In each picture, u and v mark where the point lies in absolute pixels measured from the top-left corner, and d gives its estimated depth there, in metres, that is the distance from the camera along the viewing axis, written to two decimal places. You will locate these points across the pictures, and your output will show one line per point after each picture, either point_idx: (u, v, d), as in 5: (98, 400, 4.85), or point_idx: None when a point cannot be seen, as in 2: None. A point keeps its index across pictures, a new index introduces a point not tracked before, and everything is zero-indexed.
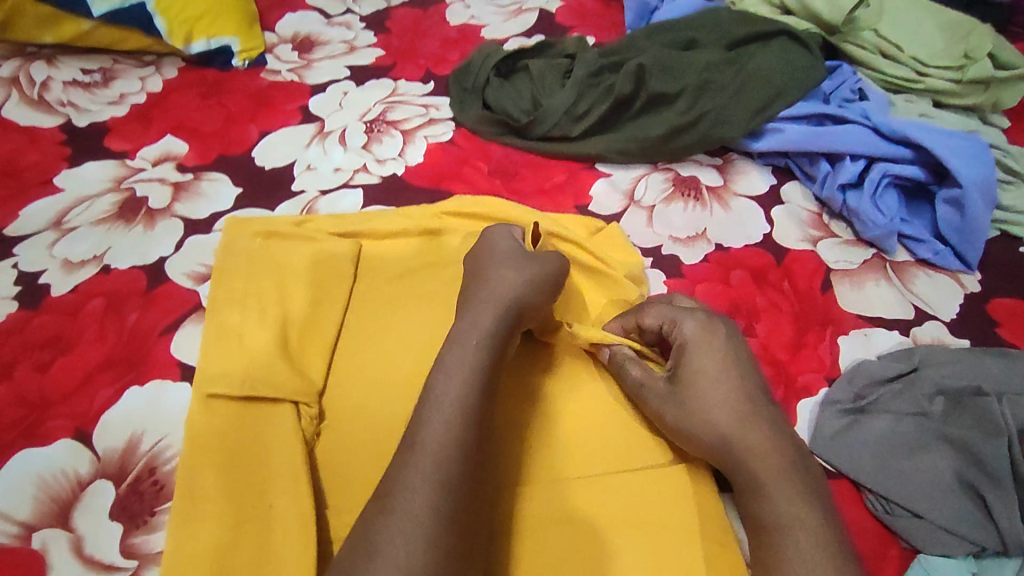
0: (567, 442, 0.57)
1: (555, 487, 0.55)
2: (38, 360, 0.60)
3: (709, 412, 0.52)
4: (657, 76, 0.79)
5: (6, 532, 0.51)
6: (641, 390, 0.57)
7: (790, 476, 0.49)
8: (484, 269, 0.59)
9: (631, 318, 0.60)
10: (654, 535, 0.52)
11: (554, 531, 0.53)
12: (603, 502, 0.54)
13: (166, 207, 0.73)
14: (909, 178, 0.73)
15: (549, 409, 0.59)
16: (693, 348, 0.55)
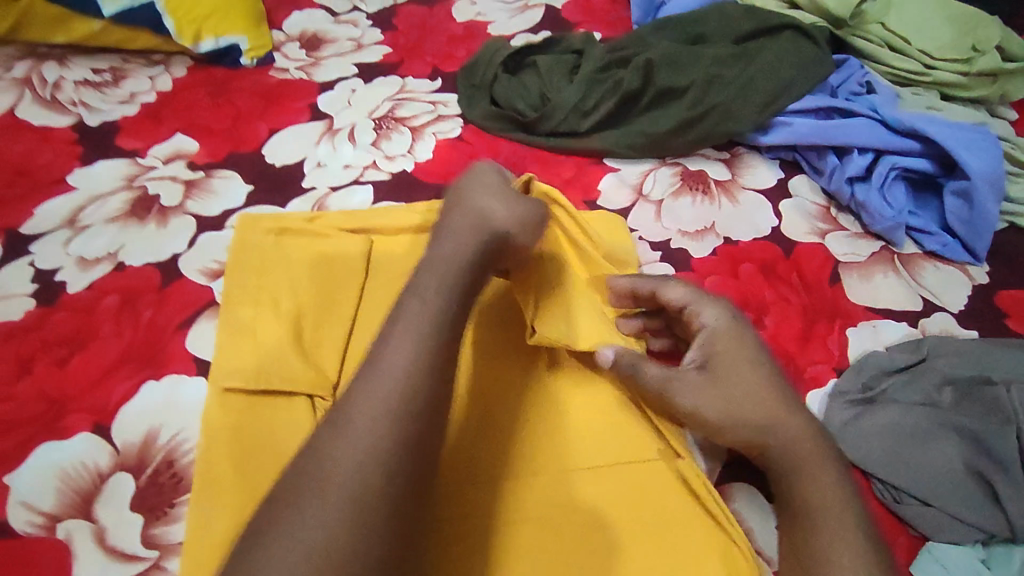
0: (539, 437, 0.58)
1: (523, 482, 0.55)
2: (56, 356, 0.61)
3: (750, 399, 0.53)
4: (664, 71, 0.80)
5: (32, 522, 0.52)
6: (667, 385, 0.55)
7: (829, 459, 0.51)
8: (452, 212, 0.56)
9: (649, 288, 0.60)
10: (620, 536, 0.53)
11: (517, 526, 0.53)
12: (570, 501, 0.54)
13: (178, 204, 0.74)
14: (917, 170, 0.73)
15: (523, 402, 0.59)
16: (721, 334, 0.56)
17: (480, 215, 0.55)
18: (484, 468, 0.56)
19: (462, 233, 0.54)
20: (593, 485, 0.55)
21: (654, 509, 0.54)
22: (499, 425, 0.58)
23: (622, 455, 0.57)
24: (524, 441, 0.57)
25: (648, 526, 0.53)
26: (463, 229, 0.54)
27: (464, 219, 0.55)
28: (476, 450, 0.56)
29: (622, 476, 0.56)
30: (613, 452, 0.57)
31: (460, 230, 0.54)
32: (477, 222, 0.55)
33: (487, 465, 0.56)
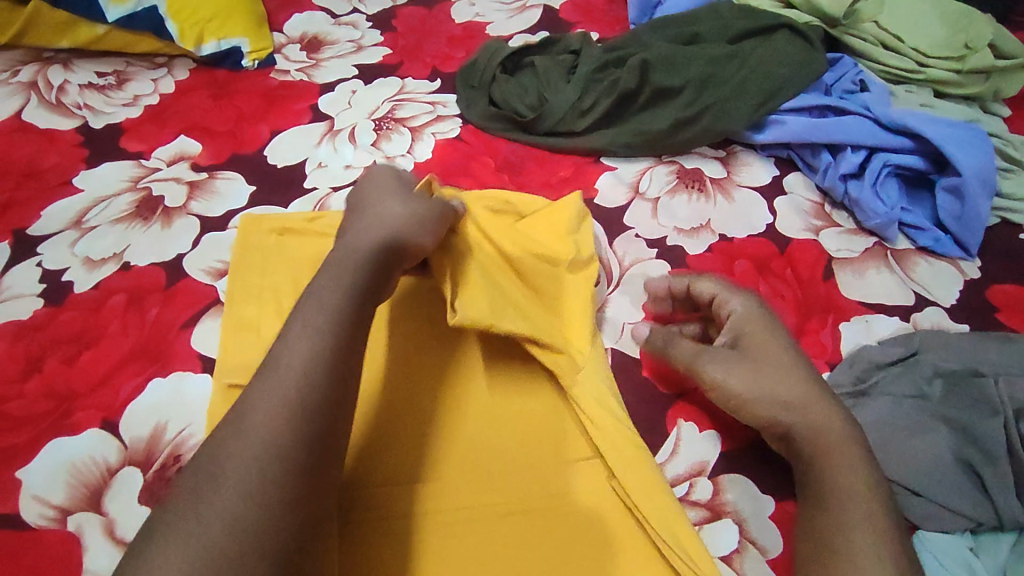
0: (452, 434, 0.58)
1: (434, 479, 0.56)
2: (64, 354, 0.63)
3: (782, 377, 0.55)
4: (660, 71, 0.81)
5: (43, 515, 0.54)
6: (697, 357, 0.58)
7: (854, 448, 0.51)
8: (356, 212, 0.60)
9: (682, 281, 0.64)
10: (530, 534, 0.53)
11: (423, 522, 0.54)
12: (483, 498, 0.55)
13: (182, 205, 0.75)
14: (909, 168, 0.74)
15: (439, 398, 0.60)
16: (751, 319, 0.59)
17: (383, 213, 0.58)
18: (393, 463, 0.56)
19: (364, 232, 0.56)
20: (508, 483, 0.56)
21: (571, 507, 0.55)
22: (413, 422, 0.58)
23: (545, 453, 0.57)
24: (437, 437, 0.58)
25: (564, 524, 0.54)
26: (364, 228, 0.57)
27: (363, 221, 0.58)
28: (385, 445, 0.57)
29: (543, 474, 0.56)
30: (534, 450, 0.57)
31: (362, 229, 0.57)
32: (379, 222, 0.57)
33: (392, 461, 0.56)
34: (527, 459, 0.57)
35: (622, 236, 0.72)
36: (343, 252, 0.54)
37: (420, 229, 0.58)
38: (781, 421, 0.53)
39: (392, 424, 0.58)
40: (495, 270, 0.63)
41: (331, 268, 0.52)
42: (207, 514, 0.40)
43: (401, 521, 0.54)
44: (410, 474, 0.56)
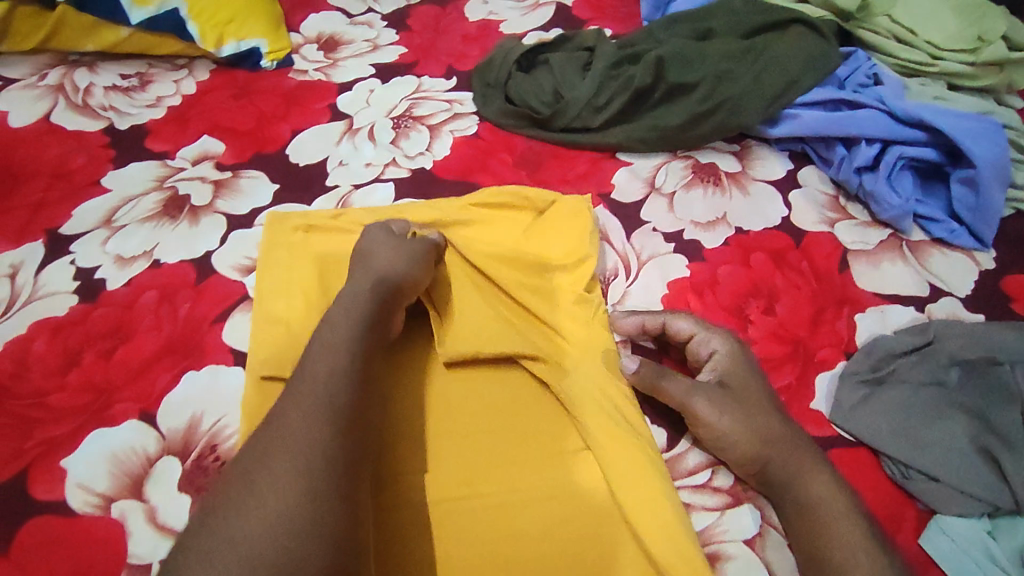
0: (469, 432, 0.59)
1: (459, 477, 0.56)
2: (100, 349, 0.65)
3: (759, 418, 0.55)
4: (675, 67, 0.82)
5: (88, 503, 0.56)
6: (689, 396, 0.57)
7: (818, 468, 0.53)
8: (369, 246, 0.63)
9: (657, 319, 0.63)
10: (555, 531, 0.54)
11: (454, 519, 0.54)
12: (509, 494, 0.55)
13: (208, 204, 0.77)
14: (924, 160, 0.75)
15: (450, 397, 0.61)
16: (730, 360, 0.59)
17: (375, 262, 0.61)
18: (417, 461, 0.57)
19: (351, 292, 0.57)
20: (530, 481, 0.56)
21: (590, 503, 0.55)
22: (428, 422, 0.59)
23: (563, 451, 0.58)
24: (455, 436, 0.59)
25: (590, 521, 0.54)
26: (354, 284, 0.59)
27: (357, 273, 0.60)
28: (407, 443, 0.58)
29: (565, 473, 0.57)
30: (551, 449, 0.58)
31: (354, 286, 0.58)
32: (365, 276, 0.59)
33: (418, 459, 0.57)
34: (546, 456, 0.57)
35: (639, 230, 0.73)
36: (333, 314, 0.55)
37: (408, 273, 0.61)
38: (760, 457, 0.54)
39: (407, 424, 0.59)
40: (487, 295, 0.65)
41: (340, 304, 0.56)
42: (245, 515, 0.43)
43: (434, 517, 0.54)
44: (435, 471, 0.57)
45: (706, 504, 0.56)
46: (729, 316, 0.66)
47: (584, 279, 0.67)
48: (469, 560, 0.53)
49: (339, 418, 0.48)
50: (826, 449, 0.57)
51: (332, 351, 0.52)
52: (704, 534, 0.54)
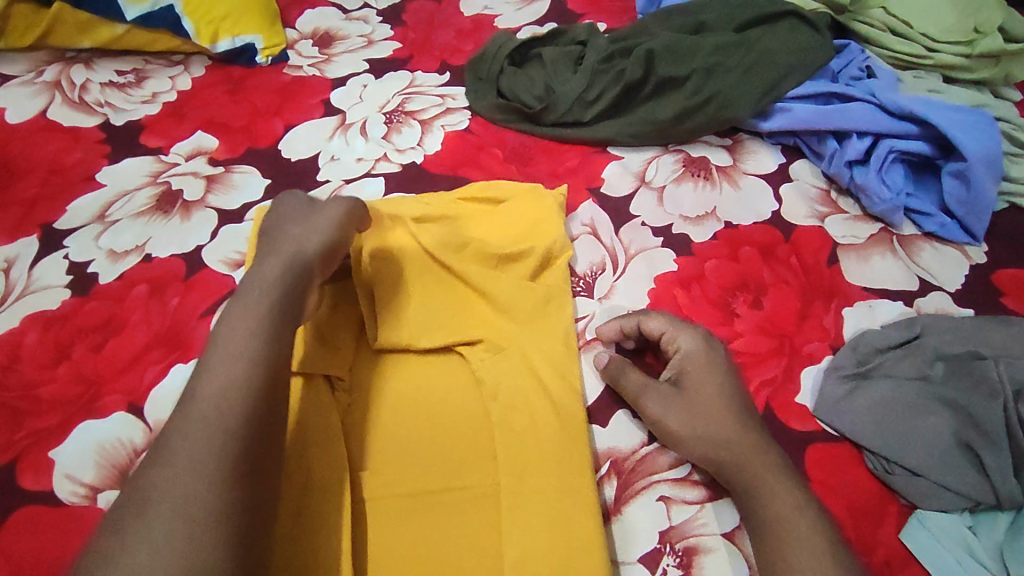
0: (439, 424, 0.58)
1: (421, 473, 0.56)
2: (91, 342, 0.65)
3: (711, 418, 0.55)
4: (666, 61, 0.81)
5: (75, 492, 0.57)
6: (642, 392, 0.58)
7: (779, 475, 0.52)
8: (282, 220, 0.59)
9: (632, 320, 0.63)
10: (534, 531, 0.52)
11: (395, 517, 0.54)
12: (488, 486, 0.55)
13: (200, 198, 0.77)
14: (915, 153, 0.74)
15: (420, 388, 0.60)
16: (694, 359, 0.59)
17: (288, 240, 0.56)
18: (396, 453, 0.57)
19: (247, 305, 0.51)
20: (505, 474, 0.54)
21: (571, 506, 0.53)
22: (400, 414, 0.59)
23: (538, 451, 0.55)
24: (423, 428, 0.58)
25: (567, 526, 0.52)
26: (254, 290, 0.52)
27: (270, 249, 0.56)
28: (382, 431, 0.58)
29: (558, 476, 0.54)
30: (524, 441, 0.56)
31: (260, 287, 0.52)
32: (270, 277, 0.53)
33: (373, 452, 0.57)
34: (522, 454, 0.55)
35: (628, 224, 0.73)
36: (224, 342, 0.48)
37: (323, 256, 0.57)
38: (712, 459, 0.54)
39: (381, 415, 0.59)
40: (452, 285, 0.65)
41: (250, 286, 0.52)
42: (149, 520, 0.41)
43: (370, 512, 0.54)
44: (415, 463, 0.56)
45: (686, 498, 0.56)
46: (716, 310, 0.66)
47: (562, 272, 0.68)
48: (426, 556, 0.52)
49: (234, 471, 0.44)
50: (809, 443, 0.57)
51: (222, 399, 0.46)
52: (683, 527, 0.54)
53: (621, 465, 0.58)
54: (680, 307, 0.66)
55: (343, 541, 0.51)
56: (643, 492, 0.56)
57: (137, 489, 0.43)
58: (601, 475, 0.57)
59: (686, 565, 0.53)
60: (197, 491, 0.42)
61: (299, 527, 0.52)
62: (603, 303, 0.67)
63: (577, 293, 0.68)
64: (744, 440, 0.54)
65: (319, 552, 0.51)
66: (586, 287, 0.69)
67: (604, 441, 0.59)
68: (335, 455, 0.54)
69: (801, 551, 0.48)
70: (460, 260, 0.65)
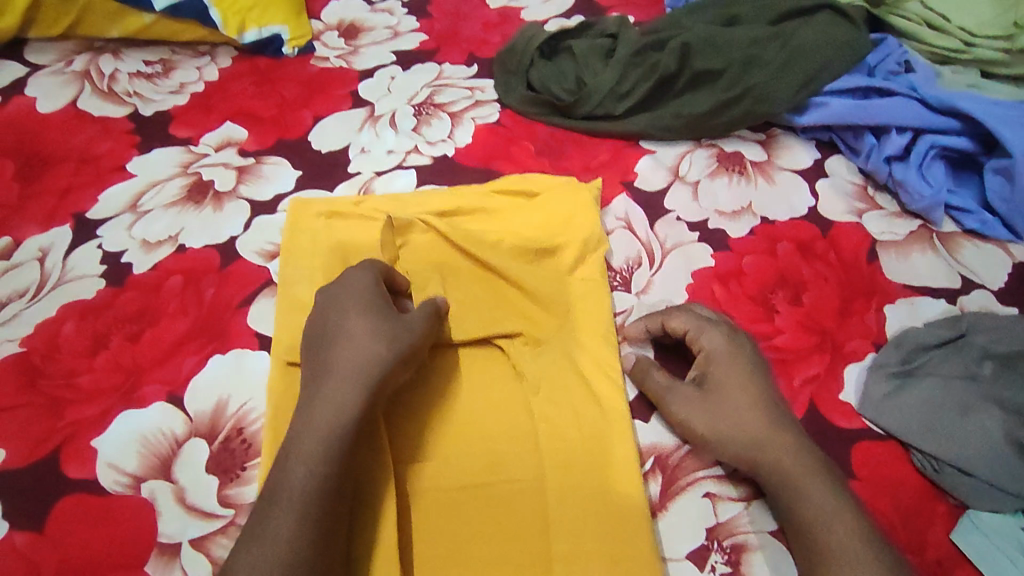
0: (484, 421, 0.58)
1: (465, 468, 0.56)
2: (128, 332, 0.66)
3: (738, 417, 0.55)
4: (702, 53, 0.81)
5: (119, 482, 0.57)
6: (667, 393, 0.58)
7: (817, 474, 0.52)
8: (353, 301, 0.56)
9: (656, 320, 0.63)
10: (583, 528, 0.53)
11: (437, 510, 0.55)
12: (533, 481, 0.56)
13: (232, 189, 0.77)
14: (957, 150, 0.73)
15: (464, 384, 0.60)
16: (720, 358, 0.58)
17: (357, 351, 0.53)
18: (439, 448, 0.57)
19: (308, 450, 0.49)
20: (552, 470, 0.55)
21: (615, 506, 0.54)
22: (445, 409, 0.59)
23: (585, 445, 0.56)
24: (467, 425, 0.58)
25: (615, 519, 0.53)
26: (309, 423, 0.50)
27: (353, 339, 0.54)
28: (426, 424, 0.58)
29: (599, 473, 0.55)
30: (564, 438, 0.57)
31: (316, 419, 0.50)
32: (334, 406, 0.50)
33: (417, 446, 0.57)
34: (570, 451, 0.56)
35: (663, 219, 0.72)
36: (280, 486, 0.48)
37: (407, 354, 0.54)
38: (745, 459, 0.54)
39: (423, 410, 0.59)
40: (489, 282, 0.65)
41: (335, 374, 0.52)
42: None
43: (411, 506, 0.55)
44: (459, 457, 0.57)
45: (732, 494, 0.56)
46: (756, 306, 0.65)
47: (599, 266, 0.67)
48: (474, 550, 0.53)
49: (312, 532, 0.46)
50: (855, 441, 0.57)
51: (280, 536, 0.46)
52: (730, 524, 0.54)
53: (666, 461, 0.57)
54: (719, 302, 0.66)
55: (391, 535, 0.51)
56: (688, 489, 0.56)
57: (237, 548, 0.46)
58: (646, 470, 0.57)
59: (734, 562, 0.53)
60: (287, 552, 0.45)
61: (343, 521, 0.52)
62: (640, 299, 0.67)
63: (614, 287, 0.68)
64: (775, 439, 0.53)
65: (362, 546, 0.51)
66: (623, 281, 0.68)
67: (647, 436, 0.59)
68: (377, 451, 0.54)
69: (844, 552, 0.48)
70: (499, 260, 0.64)
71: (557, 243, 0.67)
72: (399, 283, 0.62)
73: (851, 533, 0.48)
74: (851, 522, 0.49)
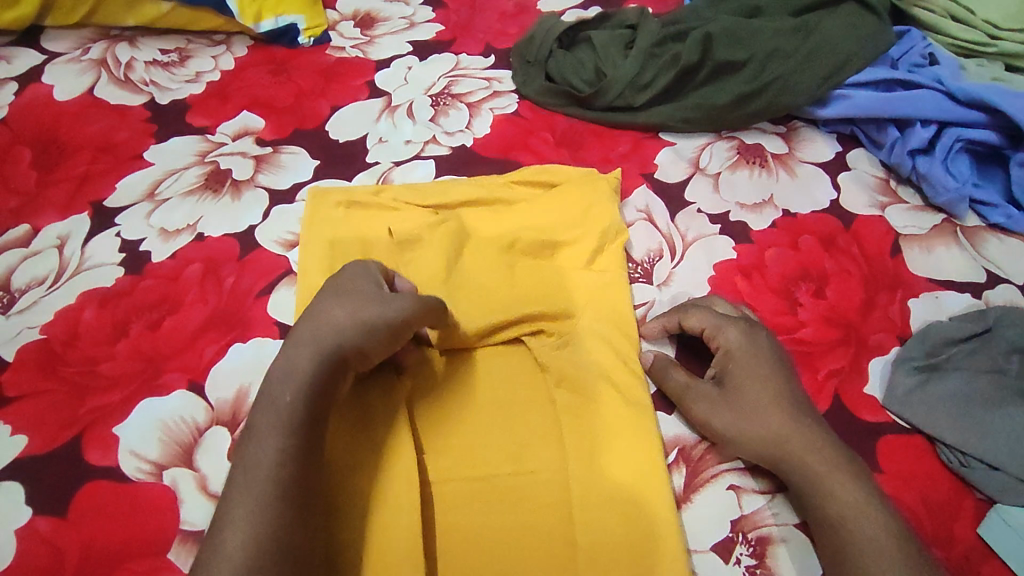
0: (506, 414, 0.58)
1: (486, 458, 0.56)
2: (148, 320, 0.65)
3: (759, 415, 0.54)
4: (723, 44, 0.80)
5: (141, 469, 0.57)
6: (686, 392, 0.58)
7: (842, 470, 0.51)
8: (330, 287, 0.54)
9: (672, 318, 0.62)
10: (610, 522, 0.53)
11: (460, 499, 0.55)
12: (555, 473, 0.55)
13: (250, 178, 0.77)
14: (981, 143, 0.73)
15: (484, 377, 0.60)
16: (738, 356, 0.57)
17: (320, 322, 0.51)
18: (461, 440, 0.57)
19: (266, 425, 0.47)
20: (575, 462, 0.55)
21: (634, 500, 0.53)
22: (467, 399, 0.59)
23: (612, 437, 0.56)
24: (490, 417, 0.58)
25: (635, 510, 0.53)
26: (273, 403, 0.48)
27: (315, 314, 0.51)
28: (448, 414, 0.58)
29: (619, 466, 0.55)
30: (581, 431, 0.56)
31: (280, 400, 0.48)
32: (286, 376, 0.48)
33: (438, 438, 0.57)
34: (596, 443, 0.56)
35: (684, 211, 0.72)
36: (249, 461, 0.46)
37: (379, 322, 0.51)
38: (769, 456, 0.53)
39: (442, 402, 0.58)
40: (509, 273, 0.64)
41: (297, 341, 0.50)
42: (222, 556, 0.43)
43: (434, 496, 0.55)
44: (481, 448, 0.56)
45: (756, 487, 0.55)
46: (779, 299, 0.65)
47: (619, 256, 0.66)
48: (497, 542, 0.53)
49: (283, 506, 0.45)
50: (880, 434, 0.57)
51: (249, 508, 0.44)
52: (754, 516, 0.54)
53: (689, 452, 0.57)
54: (742, 295, 0.66)
55: (413, 523, 0.51)
56: (712, 481, 0.56)
57: (214, 521, 0.45)
58: (671, 462, 0.57)
59: (759, 554, 0.53)
60: (262, 525, 0.44)
61: (365, 507, 0.52)
62: (662, 290, 0.66)
63: (636, 279, 0.67)
64: (796, 435, 0.53)
65: (384, 535, 0.51)
66: (644, 273, 0.68)
67: (670, 429, 0.59)
68: (399, 442, 0.54)
69: (872, 548, 0.47)
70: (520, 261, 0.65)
71: (577, 235, 0.66)
72: (397, 282, 0.59)
73: (877, 531, 0.48)
74: (881, 516, 0.49)
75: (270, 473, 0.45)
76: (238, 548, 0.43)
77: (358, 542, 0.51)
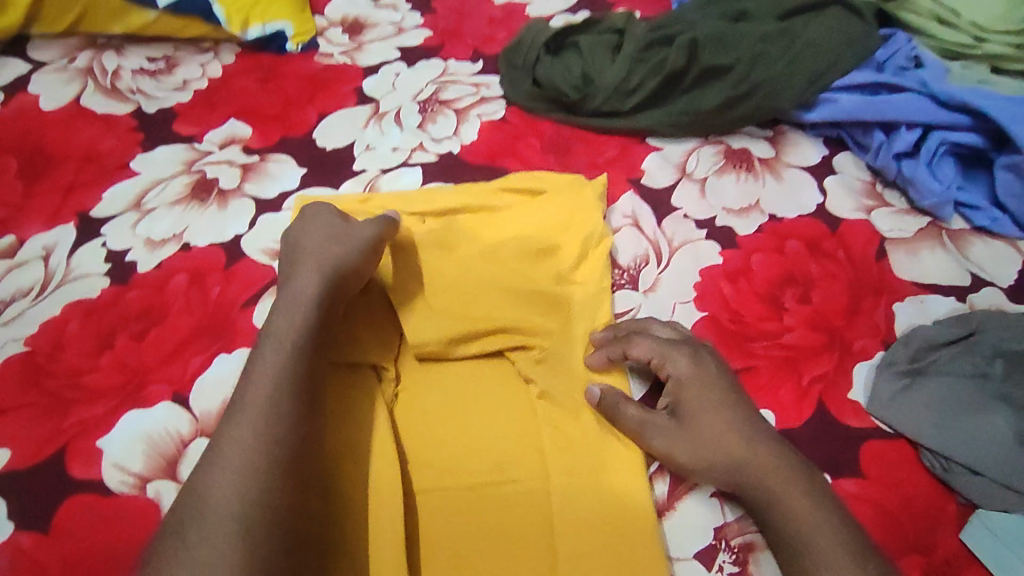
0: (490, 421, 0.58)
1: (470, 467, 0.56)
2: (133, 331, 0.65)
3: (715, 441, 0.53)
4: (710, 48, 0.80)
5: (125, 482, 0.57)
6: (642, 428, 0.55)
7: (807, 476, 0.51)
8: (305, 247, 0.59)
9: (617, 348, 0.59)
10: (592, 528, 0.53)
11: (443, 508, 0.55)
12: (536, 479, 0.56)
13: (236, 187, 0.77)
14: (966, 146, 0.74)
15: (469, 386, 0.60)
16: (688, 385, 0.56)
17: (302, 285, 0.56)
18: (445, 450, 0.57)
19: (255, 391, 0.50)
20: (556, 470, 0.55)
21: (614, 506, 0.54)
22: (456, 407, 0.59)
23: (590, 445, 0.56)
24: (476, 425, 0.58)
25: (616, 515, 0.54)
26: (260, 373, 0.51)
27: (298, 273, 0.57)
28: (431, 424, 0.58)
29: (596, 475, 0.55)
30: (557, 438, 0.57)
31: (266, 371, 0.51)
32: (278, 352, 0.52)
33: (419, 447, 0.57)
34: (580, 450, 0.56)
35: (671, 216, 0.72)
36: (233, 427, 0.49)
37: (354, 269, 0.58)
38: (732, 480, 0.52)
39: (421, 408, 0.59)
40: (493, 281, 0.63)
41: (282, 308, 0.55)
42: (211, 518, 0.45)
43: (417, 502, 0.55)
44: (466, 457, 0.56)
45: None
46: (764, 304, 0.65)
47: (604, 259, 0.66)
48: (481, 551, 0.53)
49: (266, 471, 0.47)
50: (864, 439, 0.57)
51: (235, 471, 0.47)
52: (740, 523, 0.54)
53: None
54: (728, 301, 0.65)
55: (395, 532, 0.52)
56: (697, 487, 0.56)
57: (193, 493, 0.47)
58: (653, 471, 0.57)
59: (742, 561, 0.53)
60: (243, 490, 0.46)
61: (357, 511, 0.53)
62: (648, 297, 0.66)
63: (621, 285, 0.67)
64: (764, 455, 0.52)
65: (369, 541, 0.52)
66: (630, 279, 0.67)
67: None
68: (383, 454, 0.55)
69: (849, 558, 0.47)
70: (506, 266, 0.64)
71: (559, 241, 0.66)
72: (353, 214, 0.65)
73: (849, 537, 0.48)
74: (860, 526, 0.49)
75: (243, 439, 0.48)
76: (227, 509, 0.45)
77: (340, 548, 0.51)
